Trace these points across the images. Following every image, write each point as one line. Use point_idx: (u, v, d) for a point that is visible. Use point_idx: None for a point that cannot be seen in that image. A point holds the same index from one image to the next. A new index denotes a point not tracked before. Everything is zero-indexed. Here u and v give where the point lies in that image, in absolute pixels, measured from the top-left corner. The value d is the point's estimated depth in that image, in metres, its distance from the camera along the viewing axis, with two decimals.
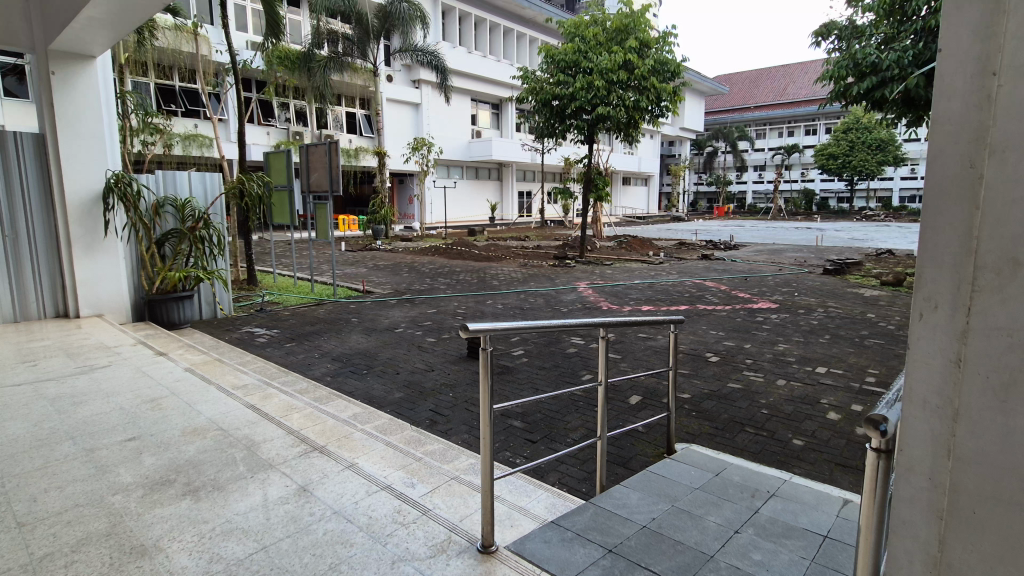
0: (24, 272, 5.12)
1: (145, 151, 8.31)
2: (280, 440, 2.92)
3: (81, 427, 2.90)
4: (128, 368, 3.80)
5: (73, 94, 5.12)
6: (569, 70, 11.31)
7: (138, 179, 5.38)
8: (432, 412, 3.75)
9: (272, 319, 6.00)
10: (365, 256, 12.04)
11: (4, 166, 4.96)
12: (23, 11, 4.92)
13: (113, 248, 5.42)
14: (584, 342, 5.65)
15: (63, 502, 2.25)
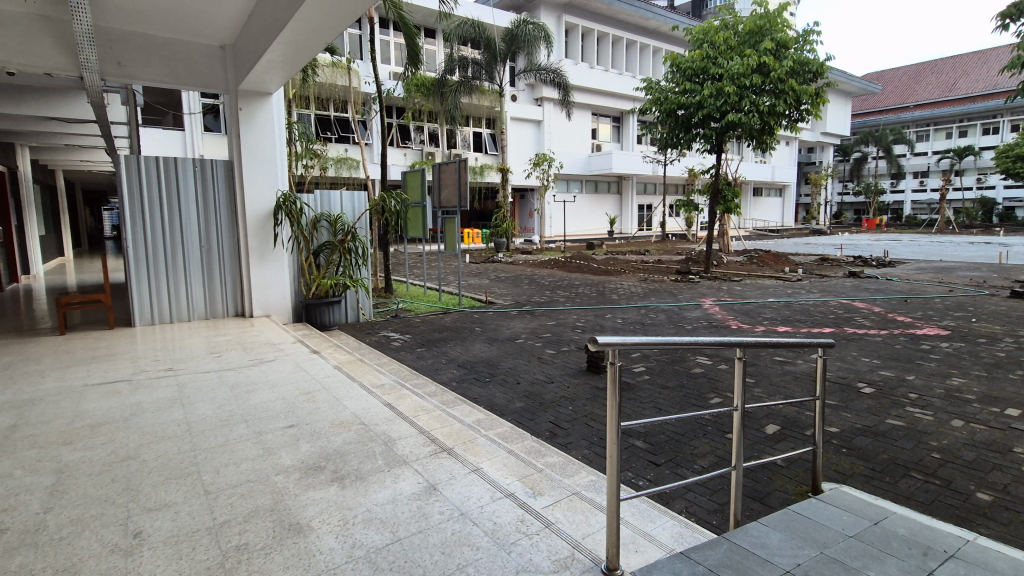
0: (215, 277, 6.06)
1: (306, 174, 9.47)
2: (413, 438, 3.10)
3: (253, 411, 3.34)
4: (289, 363, 4.32)
5: (254, 126, 6.01)
6: (696, 78, 10.77)
7: (301, 198, 6.14)
8: (552, 424, 3.75)
9: (406, 325, 6.47)
10: (488, 268, 12.53)
11: (202, 188, 5.93)
12: (220, 61, 5.90)
13: (279, 258, 6.24)
14: (712, 362, 5.29)
15: (239, 477, 2.60)
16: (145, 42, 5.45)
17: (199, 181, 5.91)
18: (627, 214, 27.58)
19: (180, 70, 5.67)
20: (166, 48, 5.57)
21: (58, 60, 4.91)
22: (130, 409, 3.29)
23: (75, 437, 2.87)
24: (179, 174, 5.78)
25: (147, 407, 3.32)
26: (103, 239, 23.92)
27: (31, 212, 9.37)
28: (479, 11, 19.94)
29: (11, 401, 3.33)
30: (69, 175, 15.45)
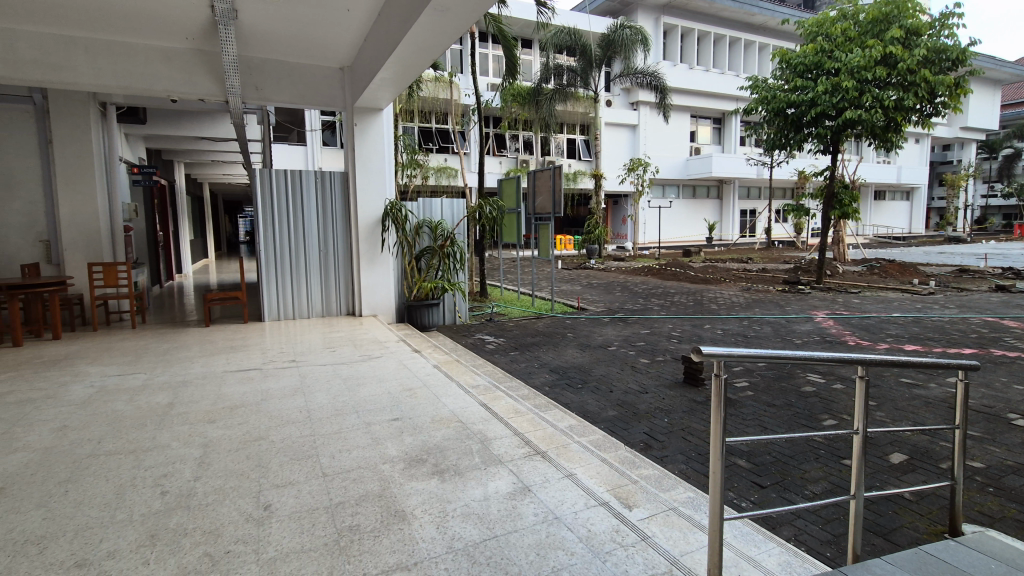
0: (331, 279, 6.62)
1: (409, 183, 10.04)
2: (508, 439, 3.18)
3: (362, 403, 3.61)
4: (393, 360, 4.61)
5: (367, 140, 6.50)
6: (809, 74, 9.98)
7: (406, 206, 6.56)
8: (646, 435, 3.65)
9: (499, 329, 6.64)
10: (580, 274, 12.47)
11: (322, 197, 6.51)
12: (339, 81, 6.46)
13: (386, 262, 6.68)
14: (826, 381, 4.85)
15: (350, 463, 2.81)
16: (278, 67, 6.10)
17: (319, 191, 6.50)
18: (728, 220, 26.15)
19: (306, 91, 6.27)
20: (295, 71, 6.20)
21: (209, 87, 5.65)
22: (261, 394, 3.69)
23: (218, 417, 3.27)
24: (302, 185, 6.40)
25: (274, 393, 3.71)
26: (238, 244, 27.10)
27: (184, 220, 10.86)
28: (575, 18, 20.03)
29: (168, 381, 3.87)
30: (215, 187, 17.69)
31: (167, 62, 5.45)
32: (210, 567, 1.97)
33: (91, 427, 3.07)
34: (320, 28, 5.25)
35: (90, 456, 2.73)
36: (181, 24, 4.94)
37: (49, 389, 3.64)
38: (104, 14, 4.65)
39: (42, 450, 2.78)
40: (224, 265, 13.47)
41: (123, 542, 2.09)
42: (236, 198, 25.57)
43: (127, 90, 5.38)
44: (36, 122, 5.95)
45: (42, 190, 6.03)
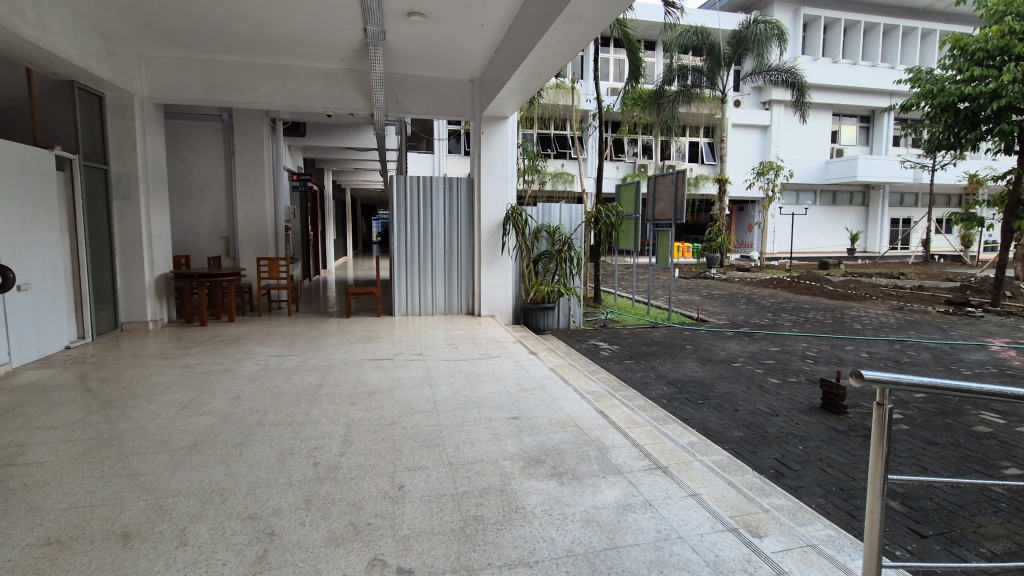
0: (454, 279, 6.98)
1: (525, 188, 10.27)
2: (627, 449, 3.10)
3: (483, 400, 3.76)
4: (511, 360, 4.75)
5: (493, 146, 6.77)
6: (990, 61, 8.56)
7: (526, 211, 6.77)
8: (777, 461, 3.37)
9: (614, 335, 6.54)
10: (700, 284, 11.87)
11: (450, 201, 6.89)
12: (469, 92, 6.80)
13: (505, 264, 6.92)
14: (1006, 421, 4.11)
15: (473, 455, 2.93)
16: (416, 82, 6.58)
17: (447, 195, 6.88)
18: (875, 229, 23.28)
19: (439, 102, 6.69)
20: (430, 84, 6.64)
21: (358, 102, 6.26)
22: (393, 382, 4.01)
23: (357, 400, 3.61)
24: (432, 190, 6.83)
25: (404, 383, 4.00)
26: (371, 243, 29.76)
27: (330, 221, 12.15)
28: (703, 17, 19.17)
29: (317, 364, 4.36)
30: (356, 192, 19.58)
31: (324, 82, 6.12)
32: (354, 535, 2.18)
33: (258, 399, 3.54)
34: (455, 43, 5.57)
35: (258, 424, 3.15)
36: (338, 47, 5.52)
37: (227, 363, 4.28)
38: (279, 42, 5.35)
39: (223, 415, 3.26)
40: (360, 263, 14.83)
41: (284, 502, 2.39)
42: (372, 202, 28.10)
43: (292, 108, 6.13)
44: (223, 136, 7.00)
45: (226, 193, 7.08)
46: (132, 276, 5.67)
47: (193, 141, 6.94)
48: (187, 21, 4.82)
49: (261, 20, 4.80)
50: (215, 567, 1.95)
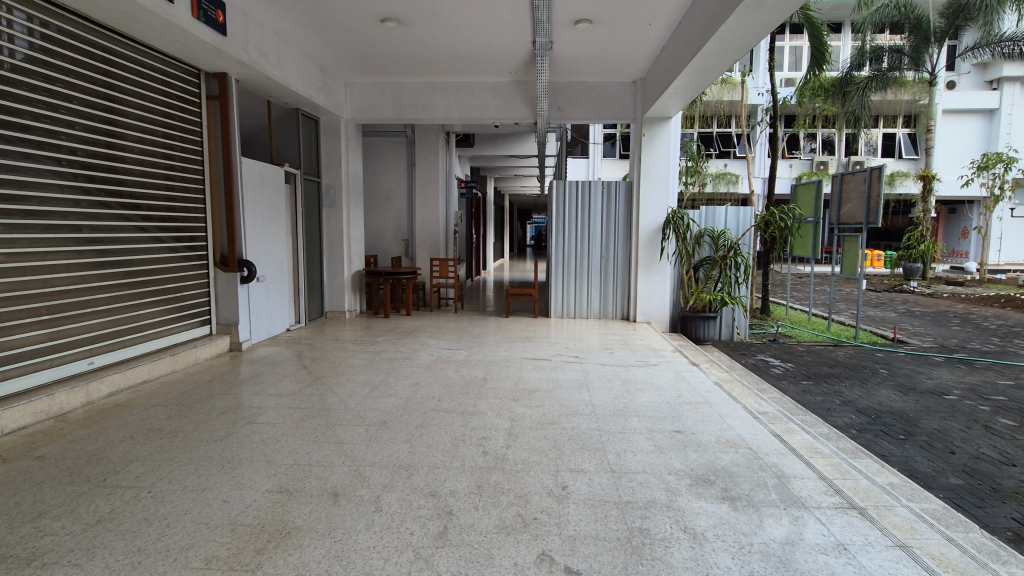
0: (610, 283, 6.92)
1: (685, 191, 9.79)
2: (811, 482, 2.76)
3: (643, 408, 3.66)
4: (671, 369, 4.57)
5: (654, 148, 6.59)
6: None
7: (688, 214, 6.48)
8: (1017, 521, 2.72)
9: (786, 352, 5.91)
10: (896, 298, 10.17)
11: (607, 205, 6.85)
12: (631, 93, 6.70)
13: (664, 269, 6.68)
14: None
15: (637, 465, 2.84)
16: (578, 88, 6.68)
17: (606, 199, 6.85)
18: None
19: (601, 107, 6.70)
20: (593, 89, 6.68)
21: (523, 111, 6.54)
22: (552, 382, 4.12)
23: (520, 396, 3.77)
24: (591, 194, 6.84)
25: (563, 384, 4.08)
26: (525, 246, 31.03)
27: (490, 225, 12.91)
28: None
29: (482, 359, 4.66)
30: (515, 198, 20.61)
31: (493, 94, 6.51)
32: (523, 527, 2.26)
33: (434, 387, 3.89)
34: (620, 46, 5.53)
35: (434, 410, 3.46)
36: (507, 60, 5.83)
37: (407, 352, 4.79)
38: (456, 61, 5.82)
39: (405, 398, 3.64)
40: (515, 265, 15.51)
41: (459, 485, 2.58)
42: (528, 207, 29.29)
43: (465, 120, 6.63)
44: (406, 149, 7.84)
45: (407, 200, 7.91)
46: (333, 272, 6.64)
47: (383, 155, 7.88)
48: (383, 50, 5.49)
49: (443, 42, 5.27)
50: (405, 535, 2.18)
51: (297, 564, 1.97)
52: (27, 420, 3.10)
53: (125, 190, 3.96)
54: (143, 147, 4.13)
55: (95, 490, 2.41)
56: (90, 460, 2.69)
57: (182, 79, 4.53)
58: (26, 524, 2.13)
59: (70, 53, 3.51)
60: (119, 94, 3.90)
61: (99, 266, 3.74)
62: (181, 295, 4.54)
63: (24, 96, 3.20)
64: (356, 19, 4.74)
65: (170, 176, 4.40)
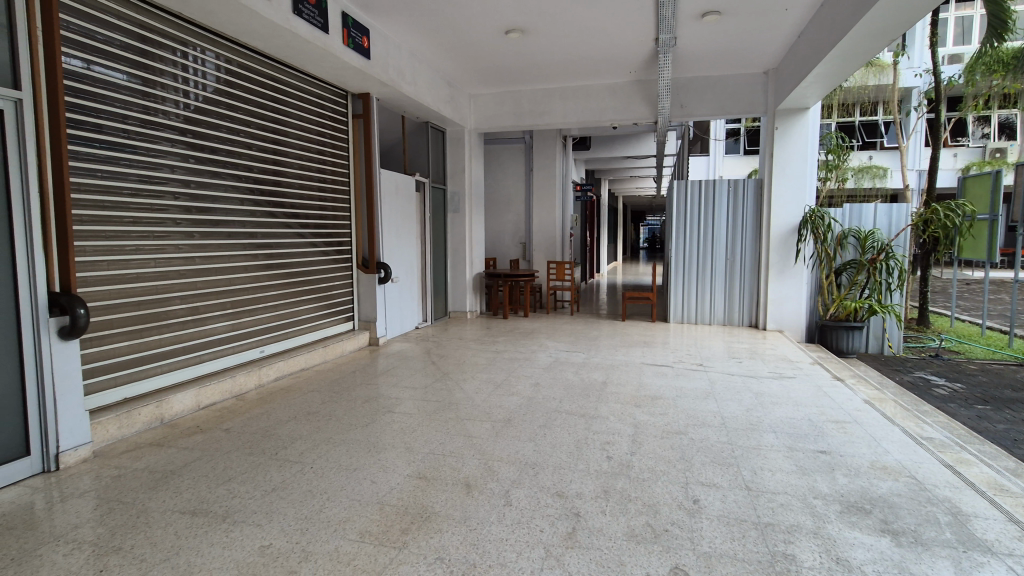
0: (736, 288, 6.51)
1: (822, 187, 8.90)
2: (998, 523, 2.34)
3: (780, 424, 3.39)
4: (811, 384, 4.17)
5: (789, 142, 6.08)
6: None
7: (830, 213, 5.89)
8: None
9: (954, 370, 5.13)
10: None
11: (734, 204, 6.44)
12: (762, 86, 6.24)
13: (799, 273, 6.15)
14: None
15: (776, 485, 2.63)
16: (703, 83, 6.37)
17: (732, 199, 6.44)
18: None
19: (728, 101, 6.33)
20: (719, 83, 6.33)
21: (643, 111, 6.39)
22: (676, 390, 3.97)
23: (642, 402, 3.69)
24: (716, 194, 6.48)
25: (688, 393, 3.91)
26: (639, 248, 30.28)
27: (603, 228, 12.79)
28: None
29: (601, 362, 4.63)
30: (629, 199, 20.25)
31: (612, 95, 6.44)
32: (654, 537, 2.19)
33: (554, 388, 3.95)
34: (751, 36, 5.18)
35: (557, 411, 3.51)
36: (627, 61, 5.74)
37: (527, 353, 4.90)
38: (575, 66, 5.86)
39: (528, 398, 3.74)
40: (629, 267, 15.15)
41: (585, 488, 2.58)
42: (641, 208, 28.60)
43: (583, 124, 6.64)
44: (524, 155, 8.03)
45: (525, 204, 8.12)
46: (457, 274, 7.01)
47: (502, 161, 8.15)
48: (505, 60, 5.68)
49: (563, 48, 5.32)
50: (535, 531, 2.23)
51: (438, 547, 2.10)
52: (217, 398, 3.68)
53: (288, 201, 4.52)
54: (302, 162, 4.68)
55: (269, 461, 2.79)
56: (265, 434, 3.12)
57: (333, 101, 5.09)
58: (221, 485, 2.53)
59: (247, 84, 4.11)
60: (283, 117, 4.47)
61: (267, 268, 4.32)
62: (330, 293, 5.07)
63: (212, 123, 3.81)
64: (482, 33, 4.96)
65: (323, 188, 4.94)
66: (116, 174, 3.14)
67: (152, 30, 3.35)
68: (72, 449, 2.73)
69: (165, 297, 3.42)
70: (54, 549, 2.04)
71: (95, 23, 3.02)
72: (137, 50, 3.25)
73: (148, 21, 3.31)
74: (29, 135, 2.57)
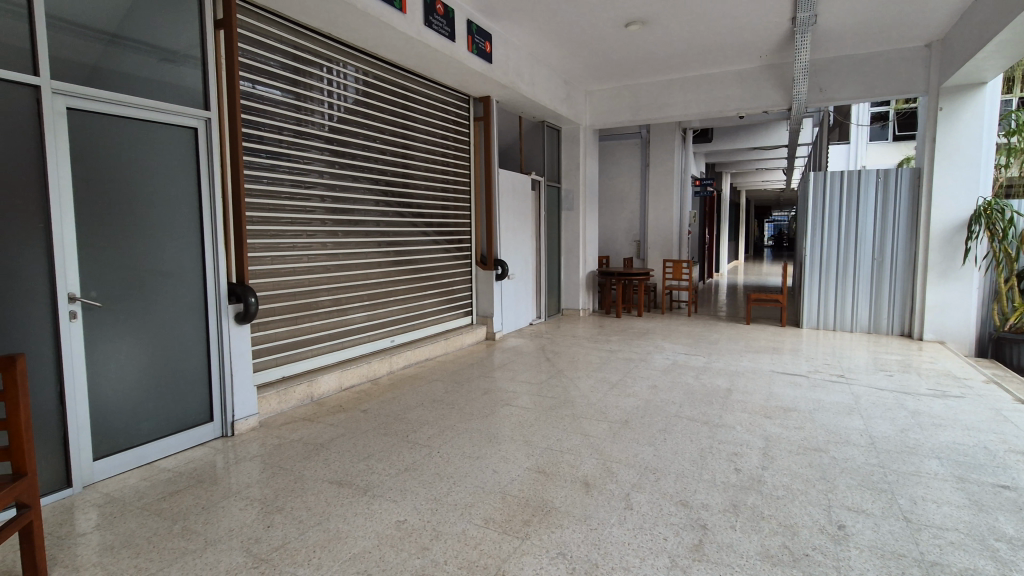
0: (884, 291, 5.78)
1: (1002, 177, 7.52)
2: None
3: (946, 450, 2.94)
4: (984, 405, 3.57)
5: (957, 125, 5.26)
6: None
7: (1012, 206, 5.08)
8: None
9: None
10: None
11: (883, 197, 5.71)
12: (924, 61, 5.45)
13: (968, 276, 5.32)
14: None
15: (943, 519, 2.29)
16: (848, 63, 5.72)
17: (882, 192, 5.71)
18: None
19: (878, 82, 5.62)
20: (867, 62, 5.65)
21: (775, 98, 5.89)
22: (812, 403, 3.62)
23: (773, 413, 3.42)
24: (861, 187, 5.78)
25: (827, 406, 3.55)
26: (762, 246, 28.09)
27: (723, 224, 12.01)
28: None
29: (724, 368, 4.36)
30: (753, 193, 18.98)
31: (739, 83, 6.02)
32: (792, 561, 2.01)
33: (673, 392, 3.80)
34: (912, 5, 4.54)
35: (677, 416, 3.38)
36: (758, 45, 5.32)
37: (643, 354, 4.77)
38: (698, 55, 5.56)
39: (645, 400, 3.65)
40: (752, 267, 14.08)
41: (712, 500, 2.45)
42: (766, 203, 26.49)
43: (705, 115, 6.29)
44: (640, 151, 7.81)
45: (640, 201, 7.89)
46: (570, 272, 7.02)
47: (617, 158, 7.99)
48: (624, 54, 5.55)
49: (686, 36, 5.08)
50: (658, 539, 2.16)
51: (560, 542, 2.13)
52: (355, 381, 4.05)
53: (415, 201, 4.82)
54: (428, 165, 4.96)
55: (401, 443, 3.01)
56: (396, 418, 3.37)
57: (457, 105, 5.33)
58: (361, 461, 2.78)
59: (382, 94, 4.45)
60: (412, 123, 4.78)
61: (397, 264, 4.66)
62: (451, 288, 5.32)
63: (352, 131, 4.18)
64: (601, 27, 4.89)
65: (446, 188, 5.20)
66: (275, 180, 3.57)
67: (303, 50, 3.76)
68: (243, 418, 3.18)
69: (314, 289, 3.84)
70: (232, 503, 2.38)
71: (259, 47, 3.46)
72: (291, 68, 3.67)
73: (301, 41, 3.72)
74: (214, 149, 3.01)
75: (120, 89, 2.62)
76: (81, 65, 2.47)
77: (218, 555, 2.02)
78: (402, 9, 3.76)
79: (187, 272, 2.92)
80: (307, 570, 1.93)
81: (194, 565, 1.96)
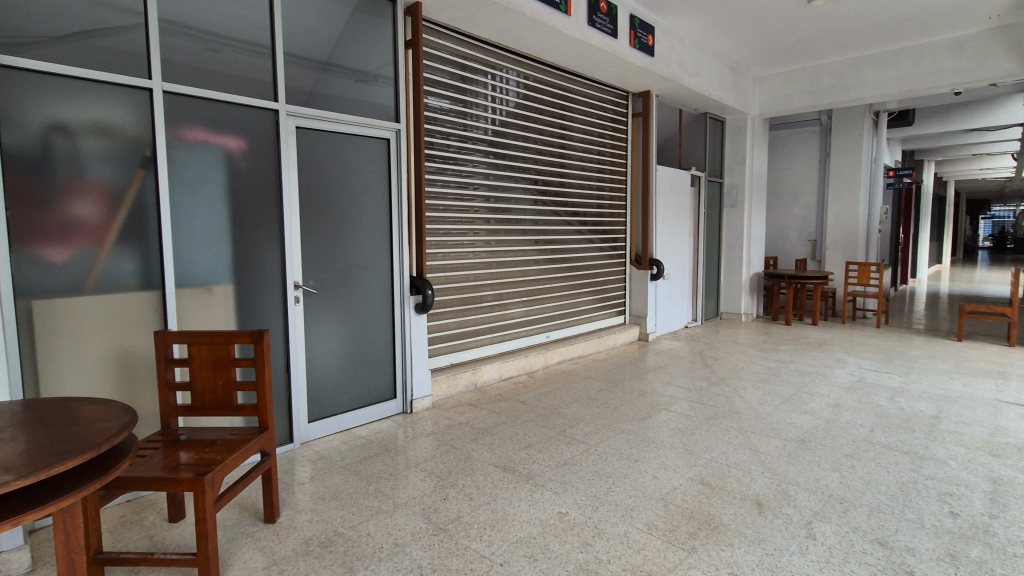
0: None
1: None
2: None
3: None
4: None
5: None
6: None
7: None
8: None
9: None
10: None
11: None
12: None
13: None
14: None
15: None
16: None
17: None
18: None
19: None
20: None
21: (1008, 66, 4.81)
22: None
23: (1003, 452, 2.81)
24: None
25: None
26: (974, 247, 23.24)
27: (924, 221, 10.17)
28: None
29: (929, 391, 3.71)
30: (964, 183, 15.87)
31: (956, 52, 5.04)
32: None
33: (862, 414, 3.33)
34: None
35: (869, 441, 2.96)
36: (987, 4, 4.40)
37: (821, 367, 4.26)
38: (902, 24, 4.78)
39: (827, 419, 3.26)
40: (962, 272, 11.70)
41: (920, 544, 2.10)
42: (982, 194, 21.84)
43: (907, 94, 5.38)
44: (820, 139, 6.98)
45: (817, 196, 7.05)
46: (732, 273, 6.55)
47: (790, 148, 7.23)
48: (803, 32, 4.98)
49: (887, 4, 4.39)
50: None
51: (731, 562, 2.00)
52: (514, 372, 4.26)
53: (572, 200, 4.89)
54: (585, 163, 4.99)
55: (559, 436, 3.09)
56: (553, 412, 3.47)
57: (615, 101, 5.27)
58: (523, 450, 2.91)
59: (542, 96, 4.58)
60: (570, 122, 4.84)
61: (553, 261, 4.77)
62: (606, 287, 5.31)
63: (514, 134, 4.38)
64: (778, 6, 4.45)
65: (603, 186, 5.19)
66: (444, 182, 3.87)
67: (470, 59, 4.01)
68: (419, 398, 3.53)
69: (478, 284, 4.12)
70: (412, 473, 2.66)
71: (432, 60, 3.76)
72: (459, 77, 3.93)
73: (469, 51, 3.97)
74: (403, 156, 3.37)
75: (330, 109, 3.05)
76: (302, 91, 2.92)
77: (405, 518, 2.27)
78: (566, 11, 3.82)
79: (379, 265, 3.32)
80: (480, 545, 2.07)
81: (386, 524, 2.23)
